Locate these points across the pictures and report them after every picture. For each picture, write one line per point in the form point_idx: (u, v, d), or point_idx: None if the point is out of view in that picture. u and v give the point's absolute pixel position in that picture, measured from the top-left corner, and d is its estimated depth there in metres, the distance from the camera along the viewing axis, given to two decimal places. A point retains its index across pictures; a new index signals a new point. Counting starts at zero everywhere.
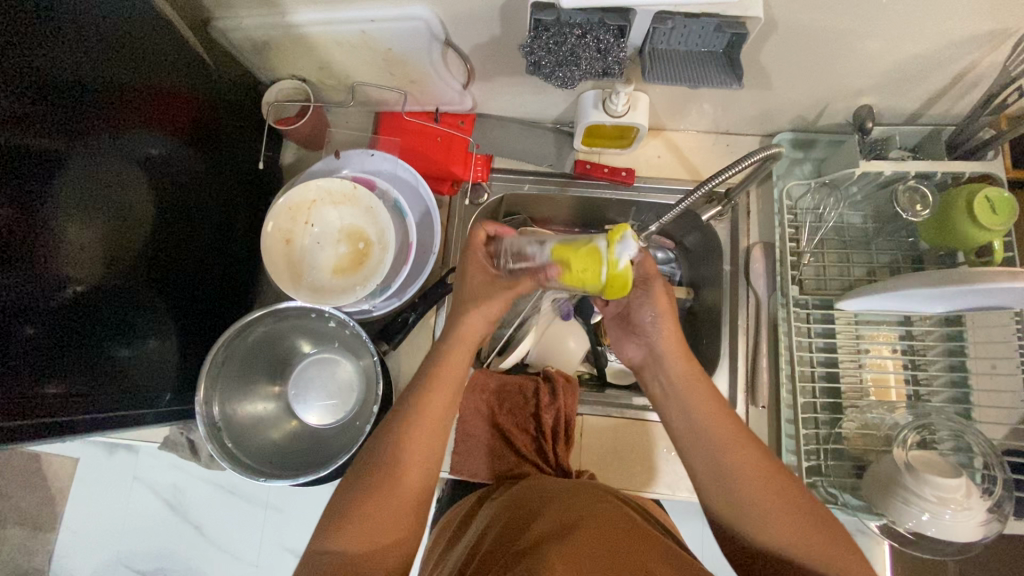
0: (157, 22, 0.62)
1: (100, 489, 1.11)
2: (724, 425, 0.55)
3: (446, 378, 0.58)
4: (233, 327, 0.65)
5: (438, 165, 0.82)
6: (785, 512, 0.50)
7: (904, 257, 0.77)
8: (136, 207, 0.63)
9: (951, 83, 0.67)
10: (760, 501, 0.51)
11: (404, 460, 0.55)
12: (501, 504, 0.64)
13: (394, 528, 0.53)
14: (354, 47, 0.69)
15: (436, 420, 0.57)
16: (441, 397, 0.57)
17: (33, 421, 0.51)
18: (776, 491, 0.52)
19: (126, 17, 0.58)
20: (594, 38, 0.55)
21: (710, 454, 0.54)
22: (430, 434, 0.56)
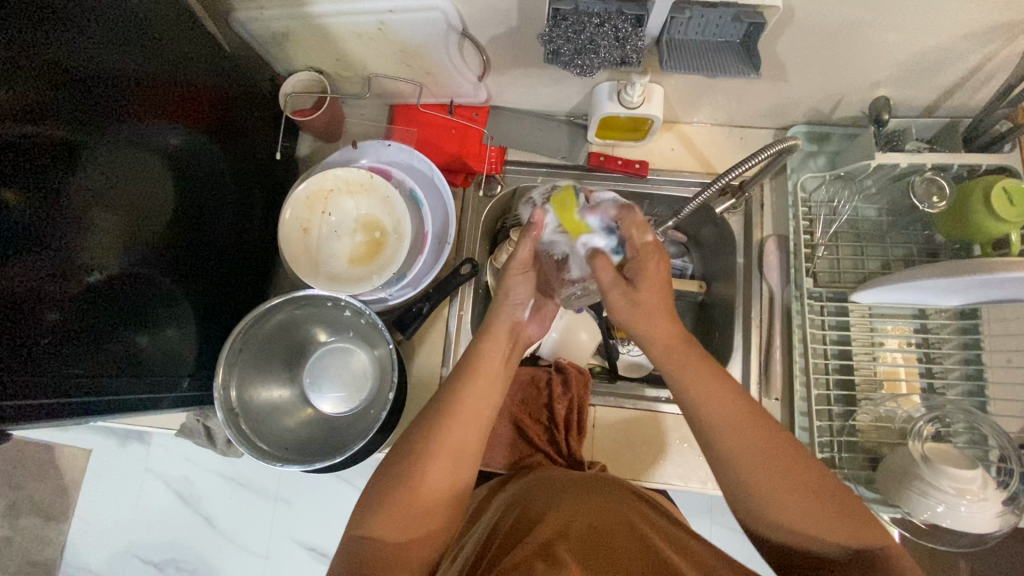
0: (175, 11, 0.63)
1: (113, 479, 1.12)
2: (731, 404, 0.51)
3: (476, 382, 0.58)
4: (253, 313, 0.65)
5: (451, 157, 0.82)
6: (813, 515, 0.47)
7: (918, 250, 0.77)
8: (155, 195, 0.64)
9: (968, 75, 0.67)
10: (781, 497, 0.48)
11: (431, 469, 0.54)
12: (509, 497, 0.64)
13: (418, 540, 0.54)
14: (372, 39, 0.70)
15: (459, 432, 0.56)
16: (469, 402, 0.57)
17: (55, 401, 0.52)
18: (809, 482, 0.48)
19: (144, 5, 0.59)
20: (612, 27, 0.55)
21: (731, 450, 0.49)
22: (457, 440, 0.55)
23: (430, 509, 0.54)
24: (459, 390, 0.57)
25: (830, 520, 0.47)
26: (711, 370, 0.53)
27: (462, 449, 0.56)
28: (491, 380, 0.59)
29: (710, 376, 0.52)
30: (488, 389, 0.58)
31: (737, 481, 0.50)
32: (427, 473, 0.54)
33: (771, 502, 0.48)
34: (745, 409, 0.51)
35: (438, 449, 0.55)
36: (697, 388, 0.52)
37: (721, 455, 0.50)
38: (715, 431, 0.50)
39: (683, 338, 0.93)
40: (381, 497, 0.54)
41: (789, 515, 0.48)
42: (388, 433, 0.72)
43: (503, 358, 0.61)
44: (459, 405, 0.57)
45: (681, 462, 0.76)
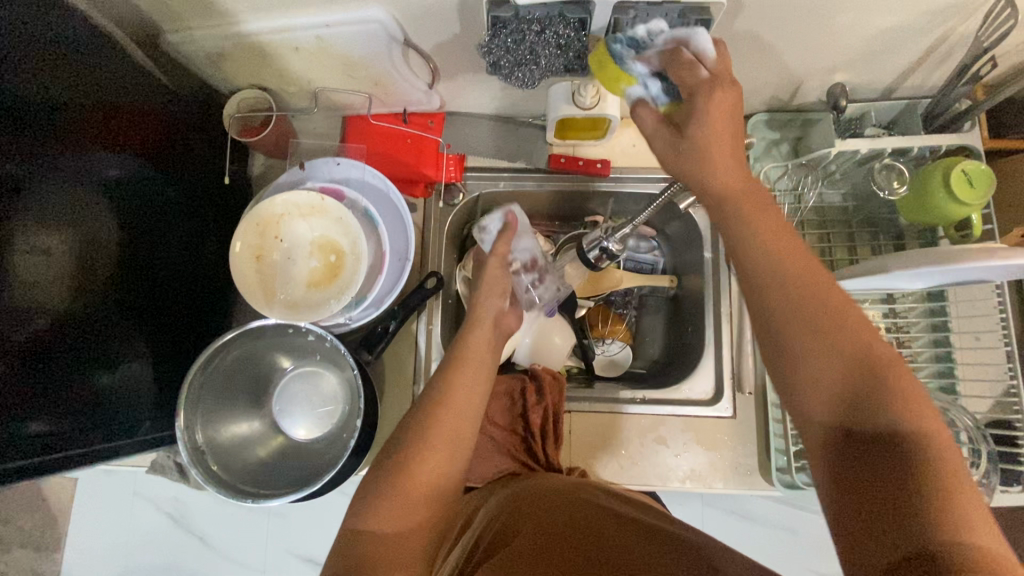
0: (89, 36, 0.59)
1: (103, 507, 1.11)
2: (845, 337, 0.44)
3: (467, 365, 0.63)
4: (205, 351, 0.63)
5: (409, 168, 0.80)
6: (884, 412, 0.42)
7: (884, 234, 0.77)
8: (102, 231, 0.62)
9: (924, 54, 0.65)
10: (817, 345, 0.45)
11: (427, 455, 0.57)
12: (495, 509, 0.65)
13: (401, 566, 0.52)
14: (313, 54, 0.67)
15: (456, 419, 0.59)
16: (456, 401, 0.60)
17: (9, 462, 0.52)
18: (850, 374, 0.43)
19: (50, 32, 0.55)
20: (553, 33, 0.52)
21: (799, 340, 0.45)
22: (455, 426, 0.59)
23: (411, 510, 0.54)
24: (455, 375, 0.62)
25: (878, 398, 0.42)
26: (814, 276, 0.47)
27: (441, 464, 0.57)
28: (481, 367, 0.65)
29: (817, 304, 0.45)
30: (476, 373, 0.64)
31: (812, 373, 0.45)
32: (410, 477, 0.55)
33: (888, 399, 0.42)
34: (859, 333, 0.45)
35: (425, 450, 0.56)
36: (782, 277, 0.47)
37: (795, 344, 0.45)
38: (790, 341, 0.46)
39: (657, 333, 0.92)
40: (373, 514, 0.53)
41: (816, 370, 0.44)
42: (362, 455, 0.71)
43: (488, 347, 0.67)
44: (456, 391, 0.61)
45: (658, 463, 0.76)
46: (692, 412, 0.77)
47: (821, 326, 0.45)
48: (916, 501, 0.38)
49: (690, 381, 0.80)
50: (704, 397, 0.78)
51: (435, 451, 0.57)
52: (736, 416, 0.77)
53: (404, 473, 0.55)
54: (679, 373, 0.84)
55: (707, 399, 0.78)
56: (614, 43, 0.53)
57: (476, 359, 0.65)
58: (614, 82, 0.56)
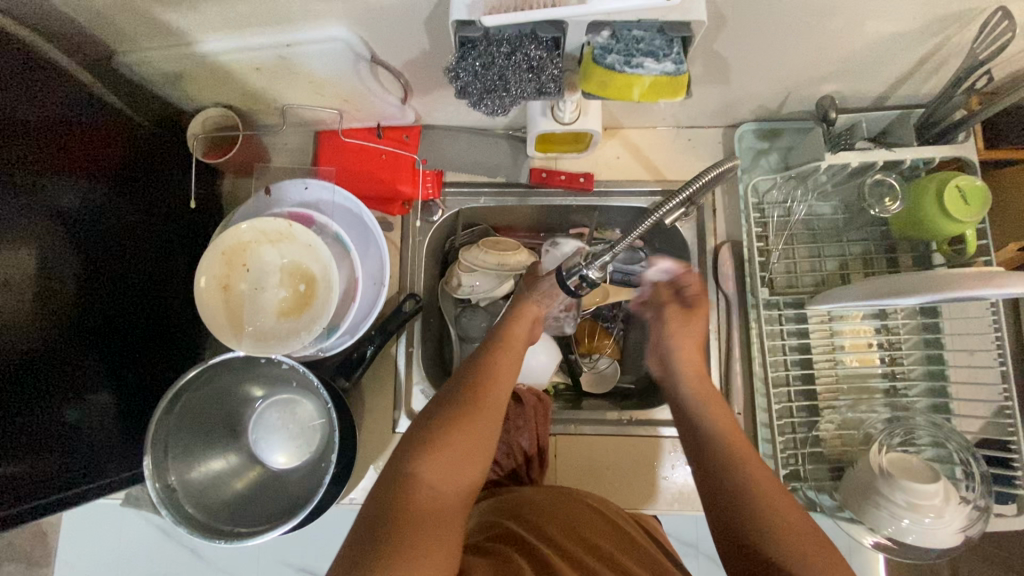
0: (28, 56, 0.55)
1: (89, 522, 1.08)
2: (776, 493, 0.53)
3: (501, 354, 0.65)
4: (172, 387, 0.61)
5: (385, 185, 0.77)
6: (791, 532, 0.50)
7: (875, 247, 0.74)
8: (56, 264, 0.59)
9: (918, 63, 0.62)
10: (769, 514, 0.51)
11: (454, 437, 0.56)
12: (484, 517, 0.67)
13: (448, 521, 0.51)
14: (277, 72, 0.64)
15: (487, 409, 0.60)
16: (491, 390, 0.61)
17: None
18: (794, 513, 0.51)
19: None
20: (524, 55, 0.49)
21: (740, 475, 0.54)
22: (484, 416, 0.59)
23: (462, 470, 0.55)
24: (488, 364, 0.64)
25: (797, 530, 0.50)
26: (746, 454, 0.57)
27: (491, 432, 0.59)
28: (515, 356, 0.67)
29: (751, 457, 0.56)
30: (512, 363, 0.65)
31: (741, 480, 0.54)
32: (461, 439, 0.56)
33: (791, 509, 0.52)
34: (783, 498, 0.52)
35: (480, 414, 0.59)
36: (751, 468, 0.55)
37: (734, 479, 0.54)
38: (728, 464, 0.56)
39: (645, 347, 0.90)
40: (421, 470, 0.54)
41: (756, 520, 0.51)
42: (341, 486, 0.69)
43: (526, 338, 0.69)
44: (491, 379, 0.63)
45: (646, 484, 0.74)
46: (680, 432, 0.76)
47: (762, 489, 0.53)
48: (771, 548, 0.49)
49: None
50: None
51: (458, 439, 0.56)
52: None
53: (461, 429, 0.57)
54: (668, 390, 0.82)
55: None
56: (602, 55, 0.49)
57: (511, 351, 0.66)
58: (618, 88, 0.51)
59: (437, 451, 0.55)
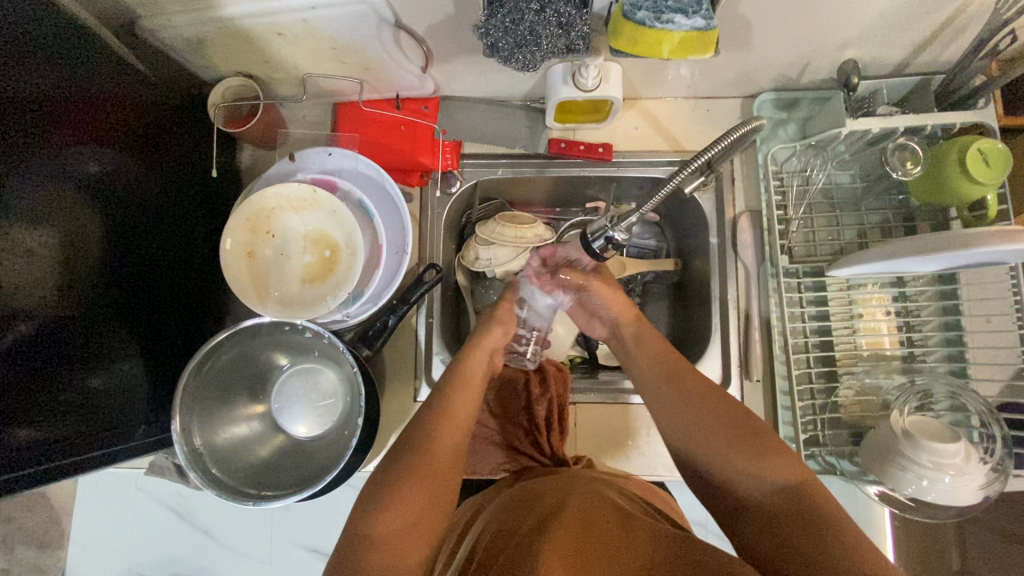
0: (53, 18, 0.55)
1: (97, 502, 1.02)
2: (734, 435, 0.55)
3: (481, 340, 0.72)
4: (201, 351, 0.62)
5: (404, 157, 0.77)
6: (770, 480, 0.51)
7: (894, 215, 0.75)
8: (83, 230, 0.60)
9: (940, 28, 0.62)
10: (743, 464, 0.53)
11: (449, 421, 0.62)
12: (490, 517, 0.61)
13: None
14: (298, 38, 0.64)
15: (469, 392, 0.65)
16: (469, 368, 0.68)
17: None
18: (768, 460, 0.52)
19: (7, 18, 0.51)
20: (554, 12, 0.49)
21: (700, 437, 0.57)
22: (467, 401, 0.65)
23: (416, 539, 0.52)
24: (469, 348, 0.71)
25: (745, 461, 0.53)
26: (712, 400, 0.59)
27: (451, 485, 0.57)
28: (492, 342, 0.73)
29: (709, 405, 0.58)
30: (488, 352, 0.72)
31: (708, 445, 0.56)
32: (412, 496, 0.54)
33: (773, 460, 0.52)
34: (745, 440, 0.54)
35: (433, 466, 0.57)
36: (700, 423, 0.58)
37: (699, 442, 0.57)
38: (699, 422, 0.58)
39: (662, 321, 0.91)
40: (375, 527, 0.51)
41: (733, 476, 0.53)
42: (365, 453, 0.70)
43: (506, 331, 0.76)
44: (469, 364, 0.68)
45: (665, 451, 0.75)
46: None
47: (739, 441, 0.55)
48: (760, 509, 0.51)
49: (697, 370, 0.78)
50: None
51: (453, 415, 0.62)
52: (744, 404, 0.76)
53: (415, 487, 0.54)
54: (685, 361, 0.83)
55: None
56: (632, 11, 0.48)
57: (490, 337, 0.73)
58: (649, 44, 0.51)
59: (411, 470, 0.55)
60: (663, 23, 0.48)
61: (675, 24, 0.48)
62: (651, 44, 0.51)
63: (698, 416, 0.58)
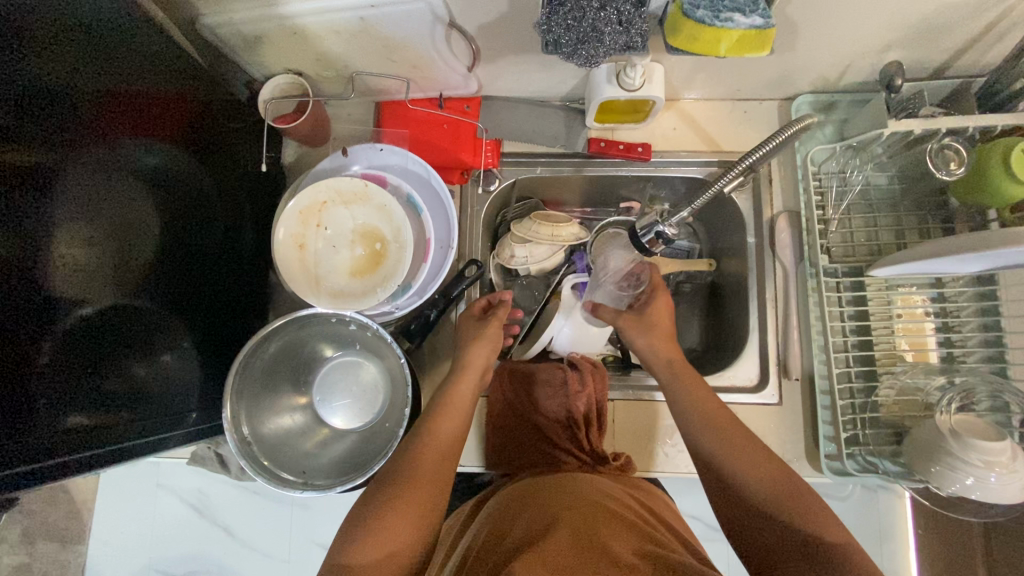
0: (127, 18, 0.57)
1: (117, 498, 1.00)
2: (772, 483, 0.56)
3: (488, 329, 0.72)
4: (254, 338, 0.63)
5: (446, 154, 0.79)
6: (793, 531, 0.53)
7: (933, 217, 0.75)
8: (142, 223, 0.61)
9: (983, 32, 0.63)
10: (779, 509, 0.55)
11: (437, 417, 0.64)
12: (479, 526, 0.62)
13: (430, 497, 0.58)
14: (353, 37, 0.65)
15: (466, 383, 0.68)
16: (474, 360, 0.69)
17: (65, 457, 0.52)
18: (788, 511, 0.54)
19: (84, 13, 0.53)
20: (615, 10, 0.51)
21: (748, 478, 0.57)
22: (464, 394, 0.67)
23: (442, 475, 0.60)
24: (469, 340, 0.71)
25: (778, 494, 0.55)
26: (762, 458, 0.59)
27: (442, 472, 0.60)
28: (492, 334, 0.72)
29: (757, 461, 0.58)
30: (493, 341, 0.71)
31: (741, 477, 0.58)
32: (441, 431, 0.63)
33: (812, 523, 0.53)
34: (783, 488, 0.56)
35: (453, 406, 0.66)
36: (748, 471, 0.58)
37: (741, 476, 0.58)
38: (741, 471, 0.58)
39: (695, 321, 0.91)
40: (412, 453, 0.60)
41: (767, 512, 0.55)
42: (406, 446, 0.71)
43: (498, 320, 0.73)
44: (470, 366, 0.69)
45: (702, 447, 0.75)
46: (738, 398, 0.76)
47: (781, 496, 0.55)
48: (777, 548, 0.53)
49: (734, 369, 0.78)
50: (748, 384, 0.77)
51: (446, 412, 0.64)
52: (782, 403, 0.76)
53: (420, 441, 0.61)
54: (720, 360, 0.83)
55: (751, 385, 0.77)
56: (692, 9, 0.50)
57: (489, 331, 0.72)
58: (707, 42, 0.52)
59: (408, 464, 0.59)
60: (724, 20, 0.49)
61: (735, 21, 0.49)
62: (712, 44, 0.52)
63: (741, 457, 0.58)
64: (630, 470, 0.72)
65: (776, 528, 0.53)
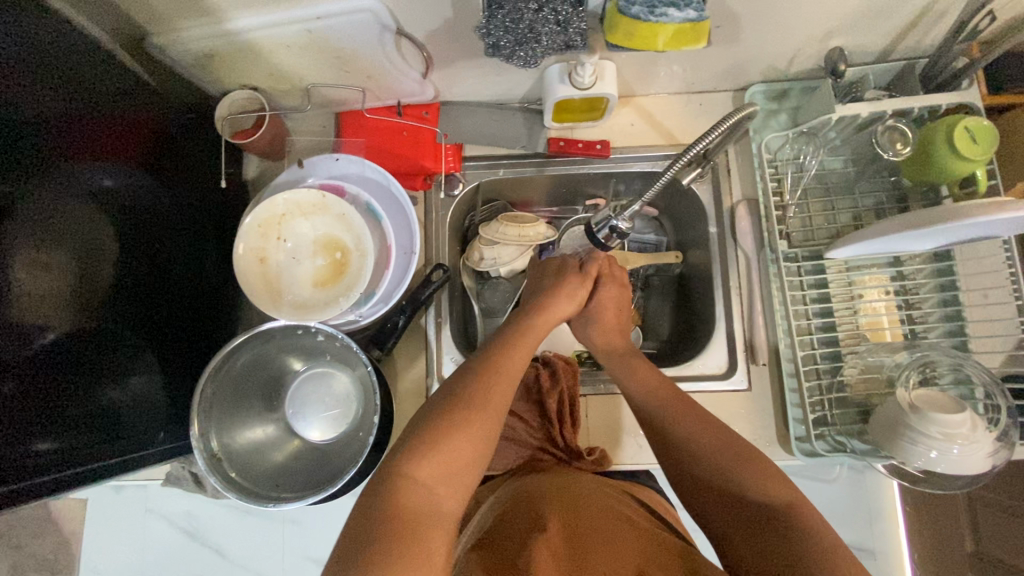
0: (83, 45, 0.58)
1: (105, 526, 0.99)
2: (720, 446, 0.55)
3: None
4: (217, 356, 0.63)
5: (408, 161, 0.79)
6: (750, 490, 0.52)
7: (888, 197, 0.76)
8: (102, 245, 0.61)
9: (920, 15, 0.65)
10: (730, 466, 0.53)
11: None
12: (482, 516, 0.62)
13: None
14: (303, 49, 0.66)
15: None
16: None
17: (46, 478, 0.53)
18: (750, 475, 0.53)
19: (42, 45, 0.54)
20: (552, 10, 0.52)
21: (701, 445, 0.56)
22: None
23: None
24: None
25: (741, 471, 0.53)
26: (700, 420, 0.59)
27: None
28: None
29: (700, 424, 0.58)
30: None
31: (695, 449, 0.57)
32: None
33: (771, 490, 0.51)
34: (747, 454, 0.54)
35: (485, 408, 0.54)
36: (693, 436, 0.57)
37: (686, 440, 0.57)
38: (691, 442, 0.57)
39: (666, 314, 0.92)
40: None
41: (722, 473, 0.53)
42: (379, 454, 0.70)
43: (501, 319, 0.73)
44: None
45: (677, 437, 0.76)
46: (709, 386, 0.77)
47: (740, 460, 0.54)
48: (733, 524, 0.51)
49: (703, 358, 0.79)
50: (717, 372, 0.78)
51: None
52: (751, 388, 0.77)
53: None
54: (690, 350, 0.84)
55: (721, 372, 0.78)
56: (627, 6, 0.50)
57: None
58: (644, 37, 0.53)
59: None
60: (662, 15, 0.50)
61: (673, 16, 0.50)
62: (651, 40, 0.53)
63: (697, 430, 0.57)
64: (605, 464, 0.74)
65: (739, 511, 0.51)
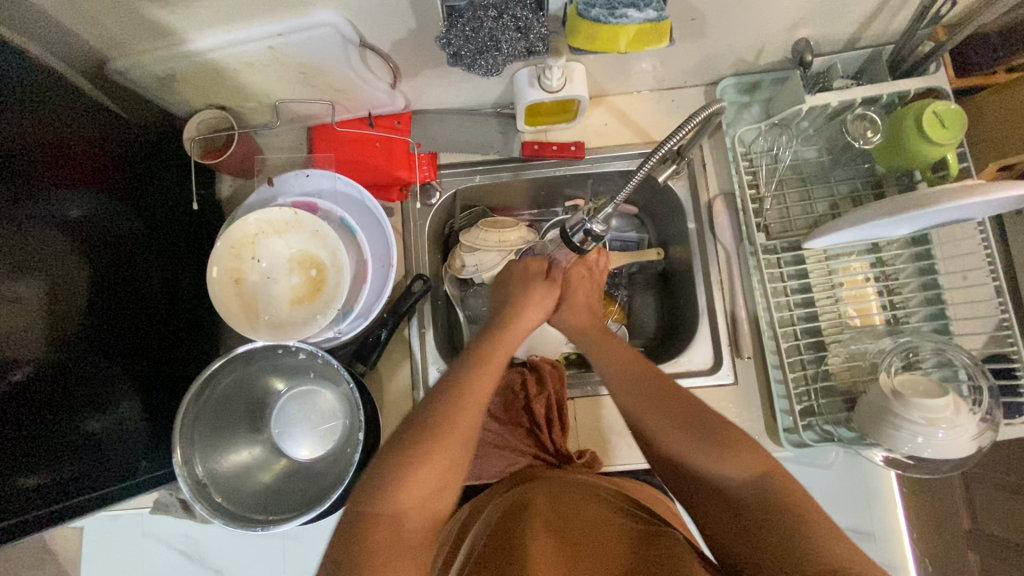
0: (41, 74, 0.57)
1: (104, 555, 0.97)
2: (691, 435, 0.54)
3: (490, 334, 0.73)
4: (197, 380, 0.62)
5: (381, 171, 0.78)
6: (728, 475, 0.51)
7: (863, 184, 0.77)
8: (72, 275, 0.60)
9: (882, 3, 0.65)
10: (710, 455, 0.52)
11: None
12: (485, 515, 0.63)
13: None
14: (267, 66, 0.65)
15: None
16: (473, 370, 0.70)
17: (20, 517, 0.52)
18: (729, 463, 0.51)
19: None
20: (511, 17, 0.51)
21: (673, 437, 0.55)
22: None
23: None
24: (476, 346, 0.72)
25: (718, 460, 0.52)
26: (674, 403, 0.57)
27: None
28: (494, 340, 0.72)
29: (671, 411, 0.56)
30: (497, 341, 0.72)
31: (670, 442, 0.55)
32: None
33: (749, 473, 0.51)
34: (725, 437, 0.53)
35: (458, 425, 0.54)
36: (665, 427, 0.56)
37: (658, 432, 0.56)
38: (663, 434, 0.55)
39: (651, 311, 0.92)
40: None
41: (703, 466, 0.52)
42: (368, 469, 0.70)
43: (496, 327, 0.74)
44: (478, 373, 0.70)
45: None
46: (695, 382, 0.77)
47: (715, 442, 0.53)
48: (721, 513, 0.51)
49: (689, 354, 0.79)
50: (703, 367, 0.78)
51: None
52: (738, 382, 0.77)
53: None
54: (676, 346, 0.84)
55: (707, 368, 0.78)
56: (586, 10, 0.50)
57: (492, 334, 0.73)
58: (606, 39, 0.53)
59: None
60: (619, 17, 0.50)
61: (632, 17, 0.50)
62: (611, 42, 0.53)
63: (666, 417, 0.56)
64: (597, 465, 0.74)
65: (722, 503, 0.52)
